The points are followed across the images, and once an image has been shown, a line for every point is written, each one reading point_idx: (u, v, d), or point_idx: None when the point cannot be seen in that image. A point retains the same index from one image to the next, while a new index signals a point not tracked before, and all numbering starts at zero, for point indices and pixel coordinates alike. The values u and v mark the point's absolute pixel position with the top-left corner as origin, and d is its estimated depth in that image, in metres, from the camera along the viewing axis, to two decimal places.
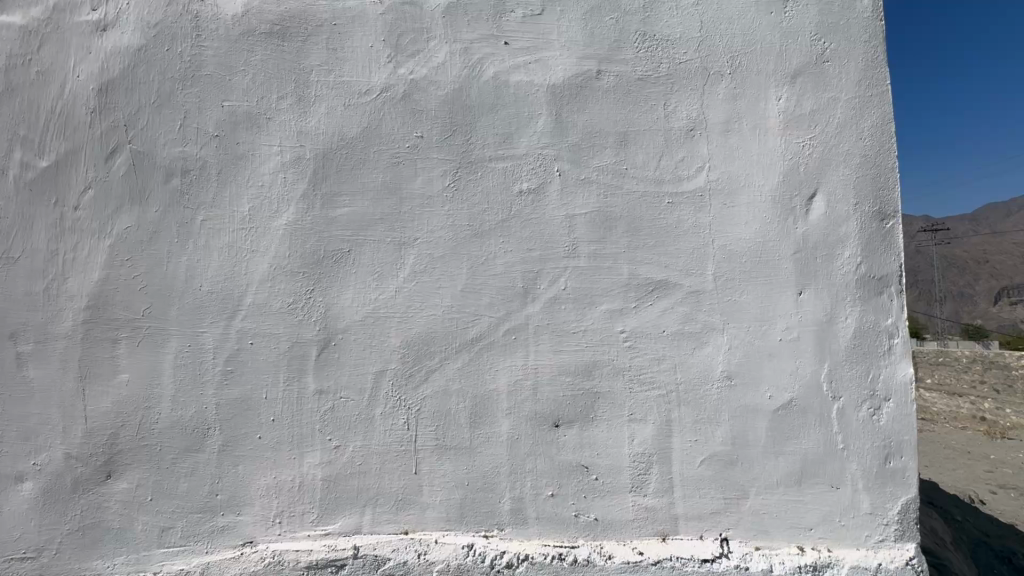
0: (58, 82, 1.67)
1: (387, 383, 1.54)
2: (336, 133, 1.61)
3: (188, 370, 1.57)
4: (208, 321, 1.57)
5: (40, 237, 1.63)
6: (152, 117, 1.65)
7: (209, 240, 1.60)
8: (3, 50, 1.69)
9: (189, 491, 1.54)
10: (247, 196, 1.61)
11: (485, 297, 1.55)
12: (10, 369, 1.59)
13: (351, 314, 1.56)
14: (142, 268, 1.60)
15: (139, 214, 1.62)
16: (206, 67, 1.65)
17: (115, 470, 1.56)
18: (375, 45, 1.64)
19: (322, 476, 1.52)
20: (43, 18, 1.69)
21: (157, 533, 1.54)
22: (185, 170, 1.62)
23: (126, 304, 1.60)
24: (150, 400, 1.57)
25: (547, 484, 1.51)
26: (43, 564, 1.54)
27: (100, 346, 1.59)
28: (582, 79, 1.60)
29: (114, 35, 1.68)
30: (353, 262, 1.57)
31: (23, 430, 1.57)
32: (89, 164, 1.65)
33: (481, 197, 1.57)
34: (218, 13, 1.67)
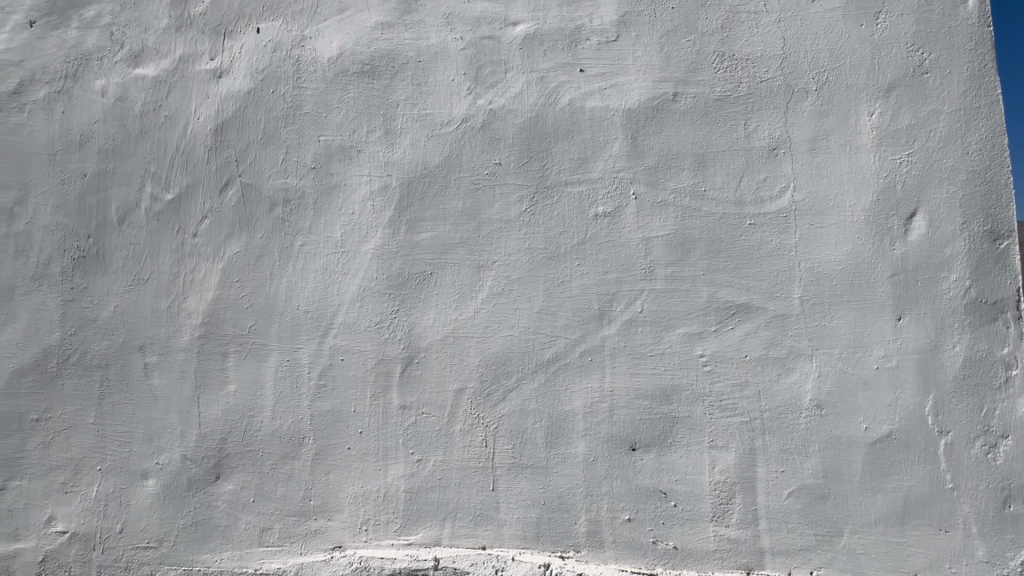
0: (182, 125, 1.90)
1: (466, 401, 1.60)
2: (420, 162, 1.71)
3: (286, 383, 1.71)
4: (304, 338, 1.71)
5: (165, 260, 1.84)
6: (259, 152, 1.83)
7: (306, 262, 1.74)
8: (139, 98, 1.94)
9: (286, 495, 1.67)
10: (340, 222, 1.74)
11: (561, 318, 1.58)
12: (139, 377, 1.80)
13: (433, 333, 1.64)
14: (248, 289, 1.77)
15: (247, 240, 1.79)
16: (305, 106, 1.82)
17: (223, 472, 1.72)
18: (457, 79, 1.73)
19: (405, 488, 1.60)
20: (171, 69, 1.93)
21: (258, 533, 1.67)
22: (286, 200, 1.78)
23: (235, 321, 1.77)
24: (253, 409, 1.72)
25: (623, 508, 1.50)
26: (162, 554, 1.72)
27: (213, 358, 1.77)
28: (658, 102, 1.60)
29: (228, 81, 1.88)
30: (435, 284, 1.65)
31: (148, 432, 1.77)
32: (206, 195, 1.85)
33: (557, 221, 1.61)
34: (316, 56, 1.83)
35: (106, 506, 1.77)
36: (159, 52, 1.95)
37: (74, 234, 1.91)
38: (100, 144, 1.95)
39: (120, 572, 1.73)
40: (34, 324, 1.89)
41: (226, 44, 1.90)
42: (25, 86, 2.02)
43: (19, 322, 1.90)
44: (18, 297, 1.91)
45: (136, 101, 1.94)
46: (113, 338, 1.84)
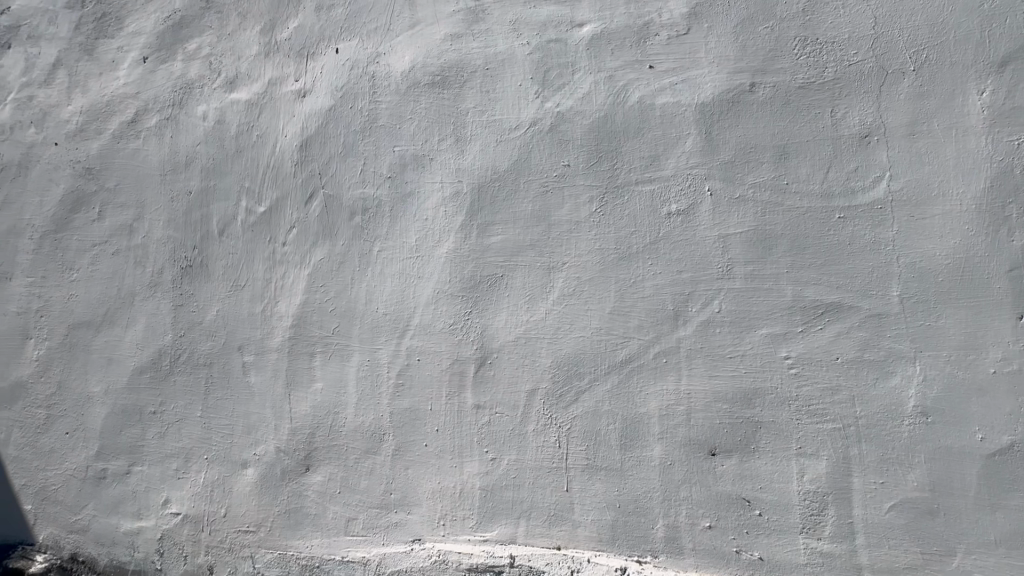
0: (271, 142, 2.06)
1: (538, 401, 1.61)
2: (490, 167, 1.75)
3: (368, 381, 1.80)
4: (383, 339, 1.80)
5: (259, 268, 2.00)
6: (339, 164, 1.95)
7: (384, 267, 1.83)
8: (234, 120, 2.13)
9: (369, 488, 1.76)
10: (414, 228, 1.81)
11: (634, 319, 1.55)
12: (238, 375, 1.97)
13: (505, 334, 1.67)
14: (332, 293, 1.89)
15: (330, 247, 1.91)
16: (381, 119, 1.92)
17: (312, 464, 1.84)
18: (524, 83, 1.75)
19: (481, 485, 1.64)
20: (261, 92, 2.10)
21: (344, 523, 1.78)
22: (365, 209, 1.89)
23: (320, 323, 1.89)
24: (338, 406, 1.83)
25: (703, 514, 1.45)
26: (260, 538, 1.87)
27: (301, 358, 1.90)
28: (734, 94, 1.54)
29: (311, 99, 2.02)
30: (506, 286, 1.69)
31: (247, 425, 1.94)
32: (293, 207, 1.99)
33: (628, 220, 1.59)
34: (390, 71, 1.92)
35: (212, 492, 1.95)
36: (250, 77, 2.13)
37: (182, 246, 2.13)
38: (203, 164, 2.15)
39: (224, 553, 1.90)
40: (151, 327, 2.12)
41: (309, 65, 2.05)
42: (141, 115, 2.28)
43: (139, 325, 2.14)
44: (138, 303, 2.16)
45: (232, 123, 2.13)
46: (215, 340, 2.02)
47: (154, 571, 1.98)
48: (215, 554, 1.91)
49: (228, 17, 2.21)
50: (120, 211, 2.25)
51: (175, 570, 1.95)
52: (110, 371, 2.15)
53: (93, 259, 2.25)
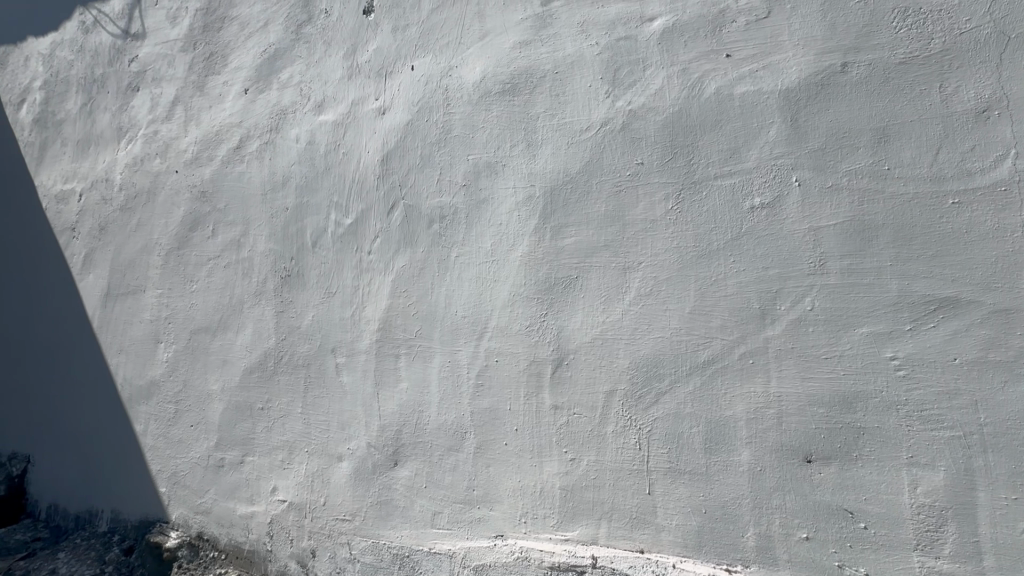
0: (356, 158, 2.21)
1: (617, 403, 1.60)
2: (562, 170, 1.77)
3: (449, 381, 1.88)
4: (462, 341, 1.87)
5: (348, 275, 2.16)
6: (417, 176, 2.05)
7: (462, 272, 1.91)
8: (323, 140, 2.31)
9: (453, 484, 1.84)
10: (490, 233, 1.87)
11: (716, 319, 1.50)
12: (333, 375, 2.14)
13: (581, 336, 1.67)
14: (414, 297, 1.99)
15: (411, 254, 2.02)
16: (455, 129, 2.00)
17: (400, 459, 1.95)
18: (594, 84, 1.75)
19: (561, 485, 1.66)
20: (346, 113, 2.27)
21: (431, 516, 1.87)
22: (442, 217, 1.97)
23: (404, 326, 2.00)
24: (422, 404, 1.93)
25: (800, 525, 1.37)
26: (355, 526, 2.01)
27: (388, 359, 2.02)
28: (823, 77, 1.45)
29: (391, 116, 2.15)
30: (581, 287, 1.69)
31: (341, 421, 2.09)
32: (377, 217, 2.13)
33: (707, 216, 1.54)
34: (462, 83, 2.00)
35: (312, 482, 2.13)
36: (336, 99, 2.30)
37: (281, 257, 2.35)
38: (297, 182, 2.36)
39: (324, 538, 2.06)
40: (257, 332, 2.36)
41: (387, 84, 2.18)
42: (244, 141, 2.54)
43: (247, 330, 2.38)
44: (246, 310, 2.40)
45: (321, 143, 2.31)
46: (312, 343, 2.21)
47: (265, 552, 2.20)
48: (316, 540, 2.08)
49: (315, 46, 2.41)
50: (229, 229, 2.52)
51: (283, 552, 2.15)
52: (225, 371, 2.42)
53: (209, 272, 2.54)
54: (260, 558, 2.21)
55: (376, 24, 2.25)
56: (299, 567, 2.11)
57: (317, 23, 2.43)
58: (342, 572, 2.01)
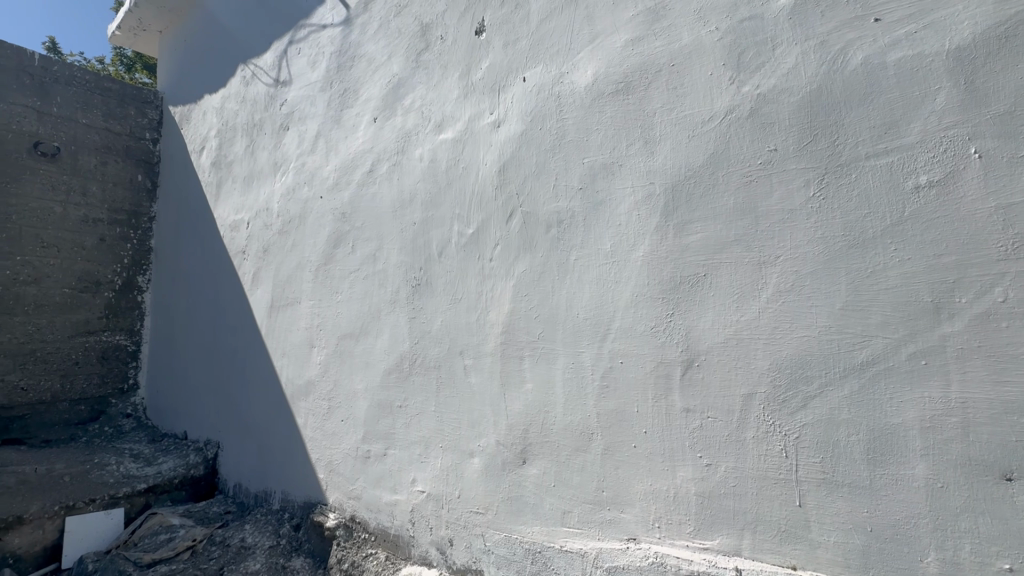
0: (474, 171, 2.34)
1: (757, 406, 1.51)
2: (683, 165, 1.71)
3: (573, 383, 1.91)
4: (585, 342, 1.89)
5: (472, 282, 2.29)
6: (533, 183, 2.12)
7: (582, 274, 1.93)
8: (444, 156, 2.48)
9: (582, 484, 1.86)
10: (609, 235, 1.87)
11: (875, 315, 1.35)
12: (462, 375, 2.28)
13: (712, 336, 1.60)
14: (535, 301, 2.06)
15: (531, 259, 2.09)
16: (569, 134, 2.03)
17: (529, 457, 2.02)
18: (716, 72, 1.67)
19: (697, 491, 1.60)
20: (464, 129, 2.41)
21: (561, 514, 1.91)
22: (560, 221, 2.01)
23: (527, 329, 2.07)
24: (548, 405, 1.98)
25: (998, 554, 1.17)
26: (488, 519, 2.12)
27: (513, 361, 2.11)
28: (1007, 27, 1.23)
29: (505, 127, 2.24)
30: (711, 285, 1.62)
31: (471, 420, 2.23)
32: (496, 226, 2.23)
33: (859, 201, 1.39)
34: (574, 87, 2.02)
35: (447, 475, 2.29)
36: (454, 118, 2.46)
37: (411, 268, 2.56)
38: (422, 198, 2.56)
39: (461, 529, 2.21)
40: (393, 336, 2.60)
41: (501, 98, 2.28)
42: (376, 165, 2.82)
43: (385, 335, 2.64)
44: (383, 317, 2.66)
45: (442, 159, 2.48)
46: (441, 346, 2.38)
47: (408, 537, 2.41)
48: (454, 530, 2.23)
49: (433, 70, 2.60)
50: (366, 244, 2.81)
51: (424, 539, 2.34)
52: (368, 371, 2.70)
53: (351, 284, 2.86)
54: (404, 543, 2.42)
55: (488, 42, 2.37)
56: (439, 554, 2.28)
57: (434, 49, 2.62)
58: (478, 561, 2.14)
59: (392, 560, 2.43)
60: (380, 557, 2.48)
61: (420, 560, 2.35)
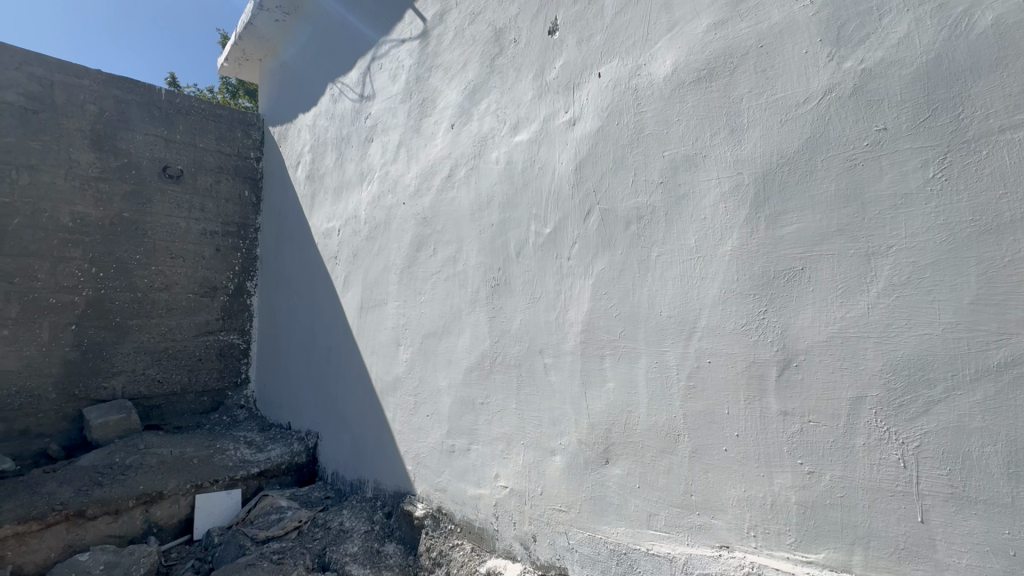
0: (550, 171, 2.35)
1: (868, 411, 1.38)
2: (775, 152, 1.61)
3: (657, 382, 1.86)
4: (669, 341, 1.84)
5: (550, 281, 2.31)
6: (611, 179, 2.09)
7: (664, 271, 1.87)
8: (520, 157, 2.51)
9: (669, 487, 1.81)
10: (693, 230, 1.80)
11: (1015, 311, 1.18)
12: (542, 374, 2.30)
13: (813, 334, 1.49)
14: (615, 299, 2.03)
15: (610, 257, 2.06)
16: (647, 128, 1.98)
17: (612, 457, 2.00)
18: (812, 50, 1.55)
19: (797, 500, 1.50)
20: (539, 129, 2.43)
21: (647, 516, 1.87)
22: (640, 217, 1.97)
23: (607, 328, 2.05)
24: (631, 405, 1.94)
25: None
26: (571, 518, 2.13)
27: (593, 360, 2.09)
28: None
29: (581, 125, 2.23)
30: (810, 280, 1.51)
31: (553, 418, 2.24)
32: (574, 224, 2.23)
33: (990, 181, 1.22)
34: (653, 79, 1.97)
35: (529, 472, 2.32)
36: (529, 119, 2.49)
37: (490, 268, 2.62)
38: (499, 200, 2.61)
39: (544, 526, 2.23)
40: (474, 335, 2.68)
41: (576, 95, 2.27)
42: (454, 169, 2.92)
43: (466, 333, 2.73)
44: (464, 317, 2.75)
45: (518, 160, 2.52)
46: (521, 344, 2.41)
47: (493, 531, 2.47)
48: (537, 526, 2.26)
49: (507, 73, 2.65)
50: (446, 247, 2.92)
51: (508, 533, 2.39)
52: (451, 369, 2.80)
53: (433, 285, 2.99)
54: (489, 535, 2.49)
55: (562, 40, 2.37)
56: (523, 549, 2.32)
57: (508, 53, 2.67)
58: (562, 558, 2.15)
59: (477, 552, 2.51)
60: (466, 548, 2.57)
61: (504, 553, 2.40)
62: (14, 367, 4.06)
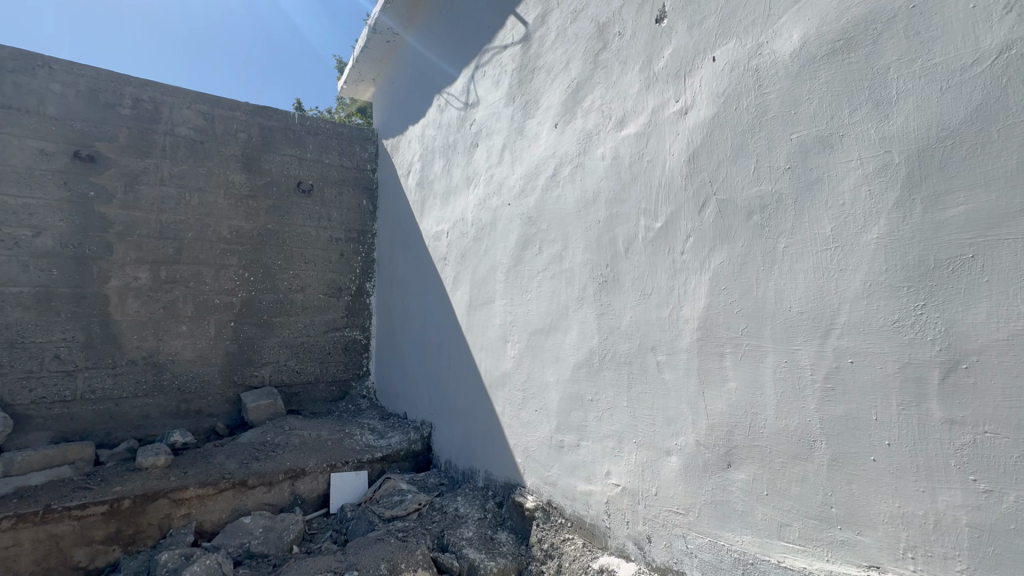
0: (660, 164, 2.29)
1: None
2: (934, 125, 1.41)
3: (789, 384, 1.73)
4: (801, 339, 1.70)
5: (662, 277, 2.24)
6: (729, 168, 1.98)
7: (794, 264, 1.74)
8: (627, 152, 2.47)
9: (802, 496, 1.68)
10: (829, 218, 1.65)
11: None
12: (655, 372, 2.25)
13: (989, 332, 1.29)
14: (737, 294, 1.92)
15: (730, 250, 1.96)
16: (771, 110, 1.84)
17: (734, 461, 1.90)
18: (982, 3, 1.34)
19: (968, 522, 1.31)
20: (647, 122, 2.37)
21: (777, 527, 1.75)
22: (764, 207, 1.85)
23: (727, 325, 1.95)
24: (756, 406, 1.83)
25: None
26: (690, 521, 2.05)
27: (712, 358, 2.00)
28: None
29: (693, 113, 2.14)
30: (983, 268, 1.31)
31: (667, 417, 2.18)
32: (688, 217, 2.15)
33: None
34: (777, 57, 1.83)
35: (643, 471, 2.28)
36: (636, 112, 2.44)
37: (598, 265, 2.62)
38: (606, 196, 2.59)
39: (659, 527, 2.18)
40: (582, 332, 2.69)
41: (687, 83, 2.18)
42: (558, 168, 2.95)
43: (574, 331, 2.75)
44: (571, 313, 2.77)
45: (625, 155, 2.48)
46: (632, 342, 2.38)
47: (605, 528, 2.47)
48: (651, 527, 2.22)
49: (612, 68, 2.62)
50: (552, 245, 2.96)
51: (621, 532, 2.37)
52: (559, 365, 2.84)
53: (540, 283, 3.05)
54: (601, 532, 2.49)
55: (671, 28, 2.29)
56: (637, 549, 2.28)
57: (612, 47, 2.63)
58: (680, 562, 2.08)
59: (589, 548, 2.52)
60: (577, 543, 2.60)
61: (617, 552, 2.38)
62: (190, 357, 4.85)
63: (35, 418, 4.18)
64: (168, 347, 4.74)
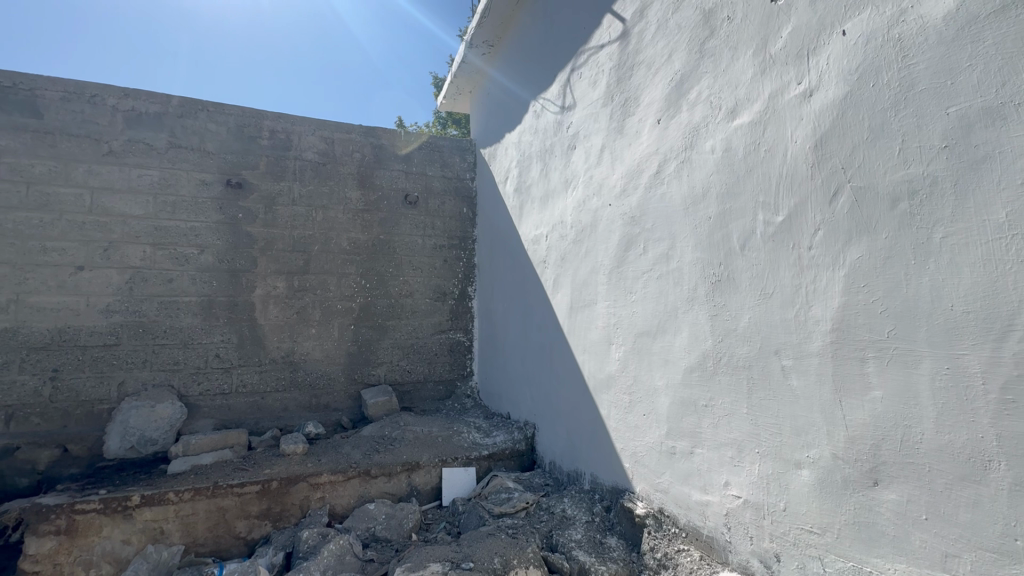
0: (781, 153, 2.12)
1: None
2: None
3: (952, 395, 1.52)
4: (968, 343, 1.48)
5: (786, 275, 2.08)
6: (867, 152, 1.78)
7: (956, 256, 1.52)
8: (741, 142, 2.32)
9: (974, 524, 1.46)
10: (1002, 201, 1.42)
11: None
12: (780, 378, 2.08)
13: None
14: (880, 292, 1.72)
15: (870, 243, 1.76)
16: (920, 82, 1.63)
17: (882, 479, 1.70)
18: None
19: None
20: (763, 109, 2.21)
21: (941, 557, 1.53)
22: (913, 193, 1.63)
23: (869, 326, 1.75)
24: (910, 418, 1.62)
25: None
26: (828, 542, 1.87)
27: (851, 363, 1.81)
28: None
29: (821, 95, 1.95)
30: None
31: (795, 427, 2.01)
32: (816, 209, 1.96)
33: None
34: (926, 23, 1.61)
35: (768, 484, 2.12)
36: (750, 99, 2.29)
37: (709, 264, 2.49)
38: (718, 190, 2.46)
39: (790, 546, 2.01)
40: (693, 334, 2.57)
41: (812, 63, 2.00)
42: (663, 165, 2.85)
43: (684, 333, 2.64)
44: (681, 315, 2.67)
45: (739, 146, 2.33)
46: (751, 345, 2.22)
47: (724, 542, 2.34)
48: (780, 545, 2.06)
49: (721, 55, 2.48)
50: (658, 244, 2.87)
51: (743, 547, 2.24)
52: (668, 369, 2.74)
53: (645, 283, 2.97)
54: (720, 546, 2.36)
55: (789, 5, 2.12)
56: (763, 567, 2.14)
57: (720, 33, 2.50)
58: None
59: (707, 561, 2.40)
60: (694, 555, 2.49)
61: (739, 568, 2.25)
62: (318, 357, 5.42)
63: (203, 407, 4.94)
64: (301, 348, 5.35)
